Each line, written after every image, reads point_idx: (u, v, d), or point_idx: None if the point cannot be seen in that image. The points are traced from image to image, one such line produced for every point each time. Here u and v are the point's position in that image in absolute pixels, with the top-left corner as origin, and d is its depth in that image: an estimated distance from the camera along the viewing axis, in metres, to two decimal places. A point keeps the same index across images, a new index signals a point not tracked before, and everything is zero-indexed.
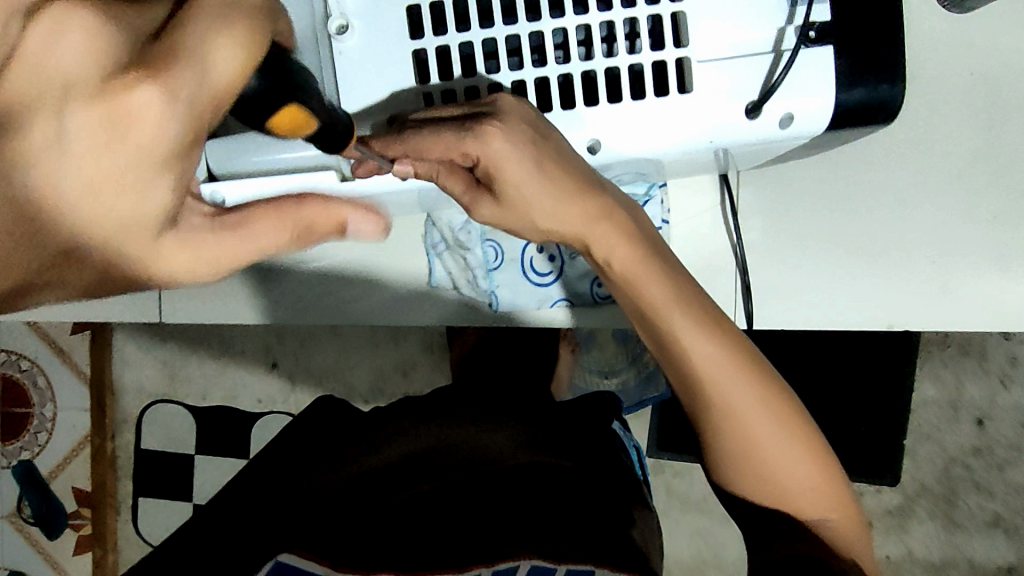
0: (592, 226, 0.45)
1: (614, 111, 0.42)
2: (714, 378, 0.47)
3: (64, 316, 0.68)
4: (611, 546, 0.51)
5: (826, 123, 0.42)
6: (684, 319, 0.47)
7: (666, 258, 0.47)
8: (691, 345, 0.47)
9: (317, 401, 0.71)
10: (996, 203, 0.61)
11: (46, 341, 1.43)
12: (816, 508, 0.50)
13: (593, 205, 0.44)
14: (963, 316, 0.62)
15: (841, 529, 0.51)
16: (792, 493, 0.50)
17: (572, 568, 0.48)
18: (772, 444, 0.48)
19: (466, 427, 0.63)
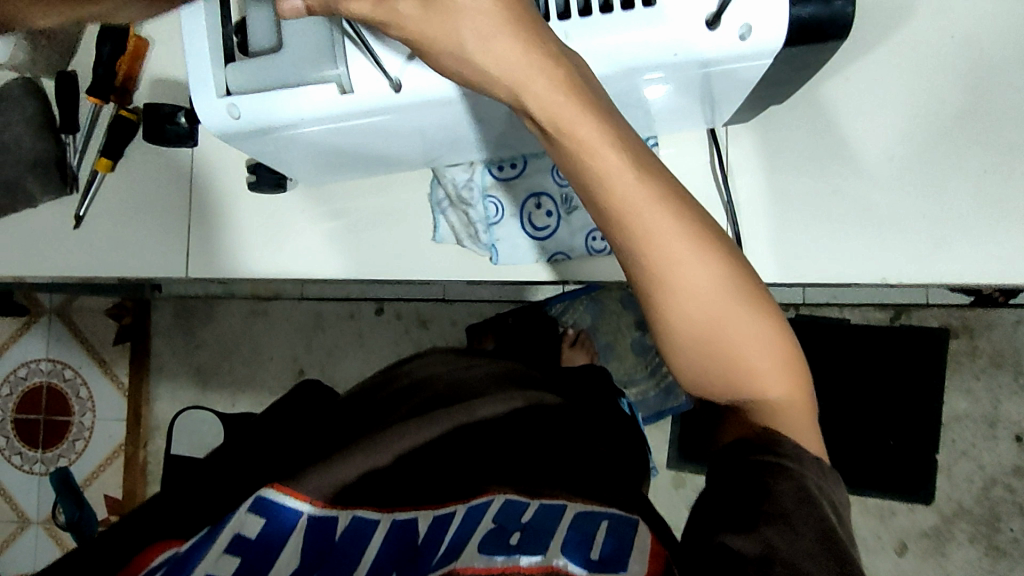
0: (533, 77, 0.41)
1: (586, 26, 0.45)
2: (673, 254, 0.45)
3: (92, 271, 0.71)
4: (591, 483, 0.50)
5: (783, 39, 0.45)
6: (646, 192, 0.43)
7: (618, 124, 0.43)
8: (649, 223, 0.44)
9: (302, 383, 0.73)
10: (986, 157, 0.63)
11: (89, 352, 1.50)
12: (777, 389, 0.49)
13: (544, 57, 0.41)
14: (957, 269, 0.63)
15: (802, 411, 0.51)
16: (754, 372, 0.49)
17: (543, 503, 0.46)
18: (738, 326, 0.47)
19: (444, 371, 0.64)
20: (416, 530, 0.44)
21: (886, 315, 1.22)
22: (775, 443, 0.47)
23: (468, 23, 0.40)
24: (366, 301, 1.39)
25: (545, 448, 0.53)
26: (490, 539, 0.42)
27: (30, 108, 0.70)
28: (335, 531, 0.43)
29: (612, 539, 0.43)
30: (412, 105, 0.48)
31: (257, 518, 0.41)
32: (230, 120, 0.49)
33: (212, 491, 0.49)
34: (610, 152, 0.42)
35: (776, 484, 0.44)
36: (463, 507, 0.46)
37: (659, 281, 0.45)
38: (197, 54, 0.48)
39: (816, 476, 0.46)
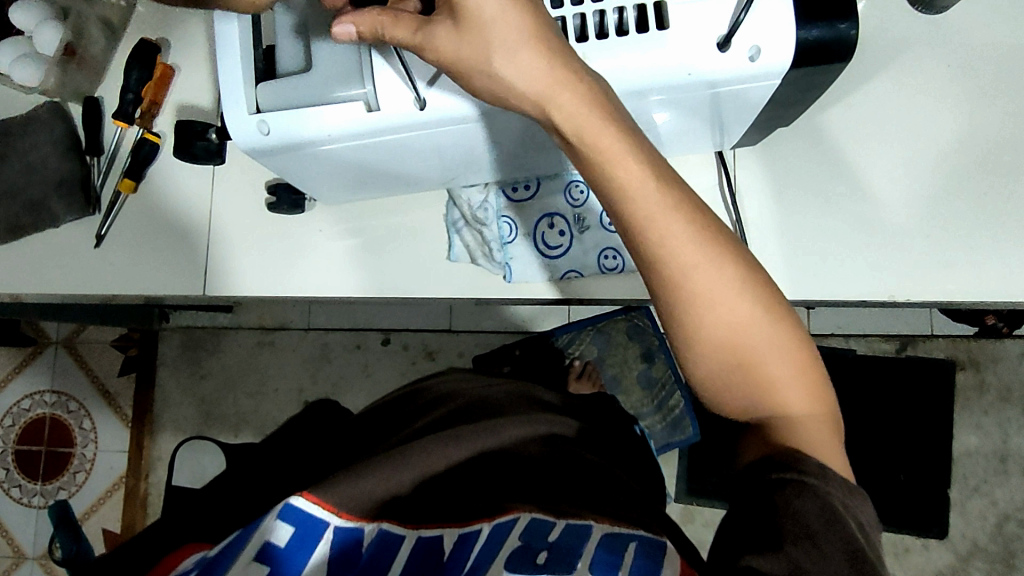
0: (551, 90, 0.44)
1: (603, 46, 0.47)
2: (690, 261, 0.46)
3: (110, 289, 0.72)
4: (616, 504, 0.49)
5: (790, 60, 0.47)
6: (661, 198, 0.45)
7: (636, 137, 0.46)
8: (665, 229, 0.45)
9: (316, 405, 0.73)
10: (986, 179, 0.64)
11: (94, 383, 1.49)
12: (799, 402, 0.49)
13: (565, 67, 0.44)
14: (963, 287, 0.64)
15: (824, 424, 0.49)
16: (774, 384, 0.48)
17: (570, 523, 0.44)
18: (754, 331, 0.47)
19: (467, 385, 0.65)
20: (441, 548, 0.42)
21: (892, 346, 1.22)
22: (797, 460, 0.45)
23: (505, 52, 0.43)
24: (372, 332, 1.39)
25: (567, 472, 0.51)
26: (518, 553, 0.42)
27: (57, 132, 0.72)
28: (360, 543, 0.41)
29: (641, 561, 0.43)
30: (436, 123, 0.50)
31: (286, 526, 0.40)
32: (261, 136, 0.50)
33: (233, 508, 0.49)
34: (629, 162, 0.45)
35: (800, 502, 0.42)
36: (490, 524, 0.43)
37: (678, 287, 0.46)
38: (230, 77, 0.50)
39: (841, 493, 0.43)
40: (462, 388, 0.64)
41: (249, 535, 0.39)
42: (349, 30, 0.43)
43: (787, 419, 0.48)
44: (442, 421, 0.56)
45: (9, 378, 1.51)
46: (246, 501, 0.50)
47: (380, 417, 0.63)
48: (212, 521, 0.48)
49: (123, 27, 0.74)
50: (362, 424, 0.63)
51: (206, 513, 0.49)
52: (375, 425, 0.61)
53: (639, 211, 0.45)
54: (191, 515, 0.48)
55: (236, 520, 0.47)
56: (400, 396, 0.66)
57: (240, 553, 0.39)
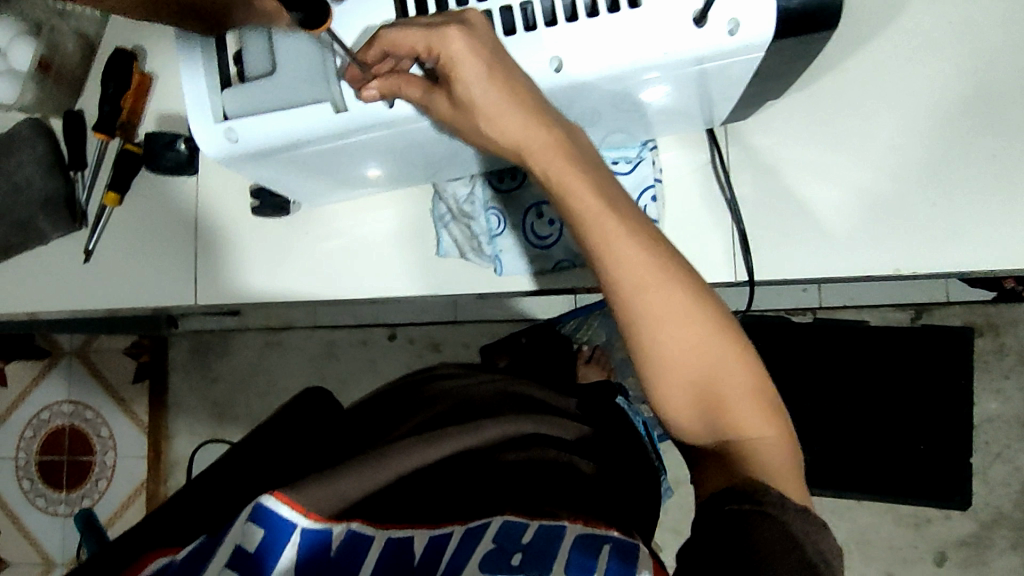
0: (505, 113, 0.44)
1: (574, 29, 0.45)
2: (645, 284, 0.44)
3: (102, 302, 0.72)
4: (605, 511, 0.47)
5: (773, 32, 0.45)
6: (611, 218, 0.44)
7: (591, 164, 0.46)
8: (618, 251, 0.44)
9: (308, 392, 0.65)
10: (994, 140, 0.61)
11: (109, 391, 1.51)
12: (755, 424, 0.47)
13: (521, 94, 0.43)
14: (971, 256, 0.62)
15: (782, 455, 0.47)
16: (728, 407, 0.47)
17: (543, 524, 0.42)
18: (708, 354, 0.46)
19: (452, 382, 0.64)
20: (412, 549, 0.41)
21: (907, 314, 1.20)
22: (758, 492, 0.43)
23: (486, 120, 0.44)
24: (378, 327, 1.38)
25: (554, 476, 0.49)
26: (492, 556, 0.39)
27: (39, 148, 0.72)
28: (330, 543, 0.40)
29: (616, 565, 0.40)
30: (405, 120, 0.49)
31: (256, 529, 0.39)
32: (230, 144, 0.49)
33: (213, 517, 0.46)
34: (590, 196, 0.44)
35: (764, 531, 0.40)
36: (462, 527, 0.42)
37: (633, 307, 0.45)
38: (193, 97, 0.48)
39: (804, 524, 0.41)
40: (444, 387, 0.63)
41: (220, 543, 0.39)
42: (372, 94, 0.46)
43: (741, 443, 0.47)
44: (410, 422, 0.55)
45: (26, 391, 1.53)
46: (233, 498, 0.48)
47: (378, 407, 0.62)
48: (184, 530, 0.45)
49: (97, 35, 0.72)
50: (354, 420, 0.61)
51: (189, 513, 0.47)
52: (373, 413, 0.61)
53: (597, 235, 0.44)
54: (182, 515, 0.47)
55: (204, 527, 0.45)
56: (388, 389, 0.66)
57: (214, 556, 0.38)
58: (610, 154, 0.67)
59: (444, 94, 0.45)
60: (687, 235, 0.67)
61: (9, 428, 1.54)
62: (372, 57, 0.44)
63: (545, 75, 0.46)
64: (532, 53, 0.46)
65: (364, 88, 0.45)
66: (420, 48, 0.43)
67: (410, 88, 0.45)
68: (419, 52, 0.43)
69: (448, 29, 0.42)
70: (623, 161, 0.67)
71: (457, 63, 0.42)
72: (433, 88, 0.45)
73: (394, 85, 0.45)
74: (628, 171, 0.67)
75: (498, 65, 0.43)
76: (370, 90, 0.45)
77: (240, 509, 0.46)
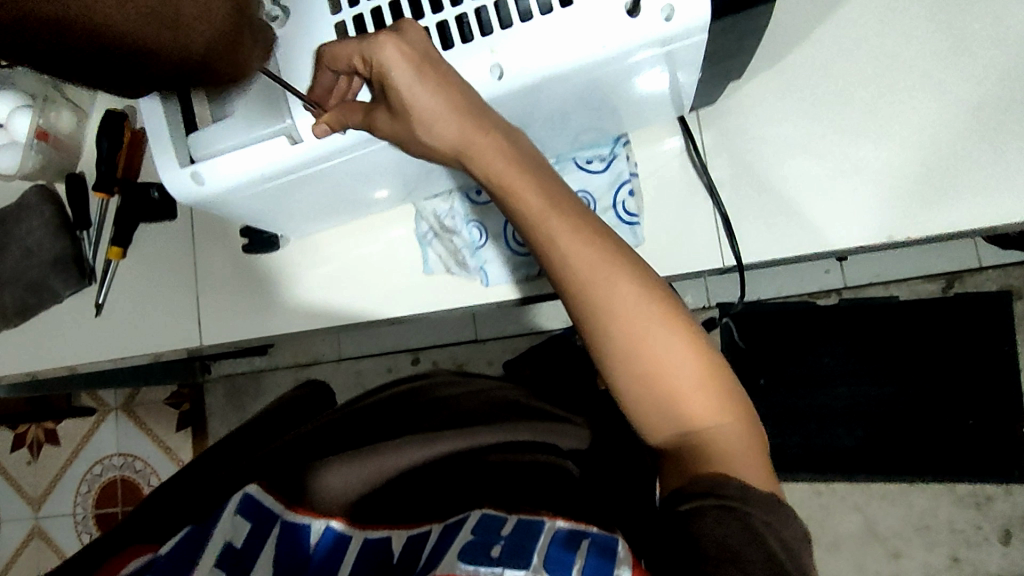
0: (443, 119, 0.46)
1: (511, 36, 0.45)
2: (594, 272, 0.46)
3: (115, 353, 0.75)
4: (590, 511, 0.46)
5: (710, 12, 0.44)
6: (555, 210, 0.47)
7: (538, 169, 0.48)
8: (562, 240, 0.46)
9: (311, 389, 0.69)
10: (976, 93, 0.59)
11: (154, 441, 1.55)
12: (711, 415, 0.46)
13: (459, 103, 0.45)
14: (967, 213, 0.59)
15: (742, 448, 0.46)
16: (682, 396, 0.46)
17: (522, 518, 0.42)
18: (660, 342, 0.45)
19: (443, 381, 0.64)
20: (389, 549, 0.41)
21: (937, 285, 1.10)
22: (717, 486, 0.42)
23: (423, 125, 0.47)
24: (402, 353, 1.37)
25: (545, 479, 0.48)
26: (472, 546, 0.39)
27: (46, 213, 0.76)
28: (309, 543, 0.41)
29: (594, 560, 0.39)
30: (360, 145, 0.51)
31: (244, 522, 0.40)
32: (197, 186, 0.52)
33: (200, 496, 0.46)
34: (533, 196, 0.48)
35: (720, 529, 0.40)
36: (441, 525, 0.43)
37: (582, 292, 0.46)
38: (161, 145, 0.50)
39: (762, 513, 0.42)
40: (433, 382, 0.63)
41: (207, 537, 0.39)
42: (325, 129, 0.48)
43: (697, 433, 0.46)
44: (397, 412, 0.57)
45: (80, 447, 1.60)
46: (218, 476, 0.48)
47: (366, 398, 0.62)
48: (173, 512, 0.45)
49: (89, 103, 0.77)
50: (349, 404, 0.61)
51: (197, 478, 0.50)
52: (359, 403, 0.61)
53: (545, 228, 0.47)
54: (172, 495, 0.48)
55: (187, 514, 0.44)
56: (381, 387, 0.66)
57: (201, 554, 0.38)
58: (584, 154, 0.68)
59: (384, 108, 0.47)
60: (671, 225, 0.66)
61: (66, 485, 1.60)
62: (326, 82, 0.47)
63: (488, 83, 0.47)
64: (473, 64, 0.47)
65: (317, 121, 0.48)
66: (357, 60, 0.45)
67: (351, 109, 0.47)
68: (357, 62, 0.45)
69: (380, 35, 0.43)
70: (597, 160, 0.68)
71: (388, 68, 0.43)
72: (373, 105, 0.47)
73: (340, 113, 0.47)
74: (603, 169, 0.68)
75: (427, 65, 0.44)
76: (320, 119, 0.48)
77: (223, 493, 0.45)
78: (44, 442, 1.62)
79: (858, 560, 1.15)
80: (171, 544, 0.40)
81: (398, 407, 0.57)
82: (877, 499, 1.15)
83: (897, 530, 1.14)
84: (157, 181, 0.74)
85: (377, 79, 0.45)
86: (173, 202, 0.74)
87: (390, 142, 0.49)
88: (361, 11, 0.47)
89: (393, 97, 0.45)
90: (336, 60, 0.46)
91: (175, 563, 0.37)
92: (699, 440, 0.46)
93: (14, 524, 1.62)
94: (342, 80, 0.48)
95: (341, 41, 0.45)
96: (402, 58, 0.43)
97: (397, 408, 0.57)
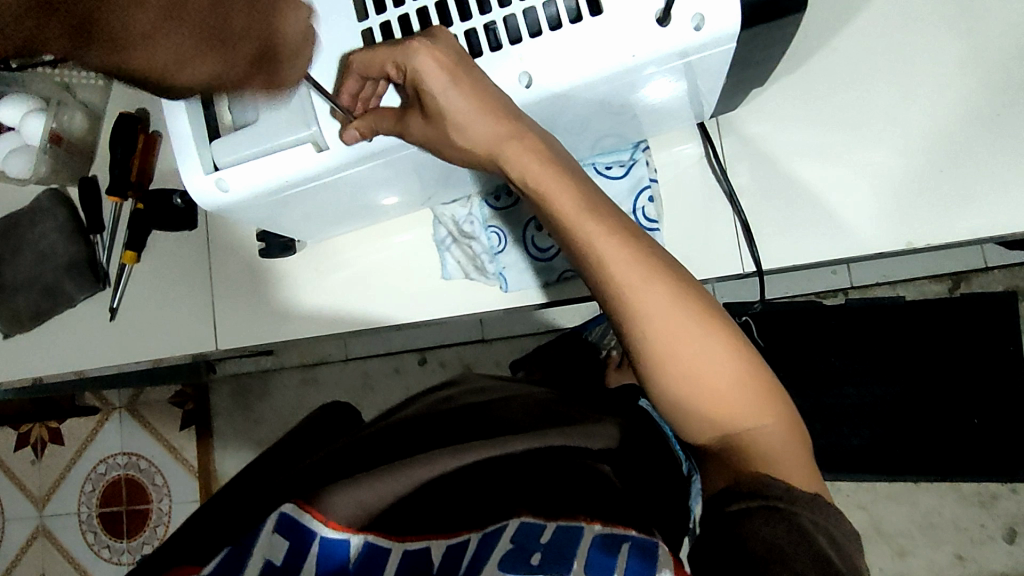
0: (481, 123, 0.46)
1: (538, 42, 0.45)
2: (633, 278, 0.46)
3: (129, 356, 0.75)
4: (630, 516, 0.47)
5: (740, 21, 0.44)
6: (592, 214, 0.47)
7: (572, 173, 0.48)
8: (601, 245, 0.46)
9: (338, 401, 0.69)
10: (996, 100, 0.59)
11: (158, 440, 1.54)
12: (752, 416, 0.46)
13: (495, 109, 0.45)
14: (986, 219, 0.59)
15: (784, 447, 0.46)
16: (722, 400, 0.46)
17: (561, 525, 0.44)
18: (700, 346, 0.45)
19: (473, 392, 0.65)
20: (429, 559, 0.41)
21: (944, 286, 1.12)
22: (762, 488, 0.43)
23: (457, 128, 0.47)
24: (408, 353, 1.37)
25: (582, 487, 0.49)
26: (512, 554, 0.41)
27: (60, 217, 0.76)
28: (347, 557, 0.40)
29: (636, 563, 0.41)
30: (386, 151, 0.51)
31: (282, 540, 0.39)
32: (221, 194, 0.52)
33: (239, 514, 0.46)
34: (568, 199, 0.47)
35: (770, 529, 0.40)
36: (479, 533, 0.43)
37: (620, 298, 0.46)
38: (181, 148, 0.50)
39: (810, 513, 0.42)
40: (460, 395, 0.64)
41: (246, 555, 0.39)
42: (354, 135, 0.48)
43: (738, 434, 0.46)
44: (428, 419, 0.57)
45: (84, 446, 1.59)
46: (265, 490, 0.48)
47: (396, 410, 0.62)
48: (212, 536, 0.44)
49: (103, 105, 0.76)
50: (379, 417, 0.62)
51: (219, 510, 0.48)
52: (388, 414, 0.61)
53: (584, 232, 0.47)
54: (212, 513, 0.48)
55: (225, 534, 0.44)
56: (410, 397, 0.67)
57: (244, 569, 0.38)
58: (604, 160, 0.67)
59: (418, 112, 0.47)
60: (690, 231, 0.66)
61: (71, 483, 1.59)
62: (353, 87, 0.46)
63: (517, 91, 0.47)
64: (503, 71, 0.46)
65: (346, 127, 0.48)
66: (390, 67, 0.45)
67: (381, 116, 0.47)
68: (390, 69, 0.45)
69: (414, 42, 0.43)
70: (616, 165, 0.67)
71: (421, 74, 0.44)
72: (406, 110, 0.48)
73: (370, 122, 0.47)
74: (622, 175, 0.67)
75: (463, 69, 0.44)
76: (350, 127, 0.47)
77: (258, 512, 0.45)
78: (48, 441, 1.61)
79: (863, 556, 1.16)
80: (212, 564, 0.40)
81: (430, 420, 0.56)
82: (882, 497, 1.15)
83: (902, 527, 1.15)
84: (173, 186, 0.74)
85: (411, 85, 0.45)
86: (196, 210, 0.73)
87: (423, 147, 0.50)
88: (389, 18, 0.47)
89: (428, 102, 0.46)
90: (364, 68, 0.45)
91: (225, 565, 0.39)
92: (741, 442, 0.46)
93: (19, 523, 1.62)
94: (369, 84, 0.47)
95: (368, 49, 0.45)
96: (438, 64, 0.43)
97: (431, 422, 0.56)
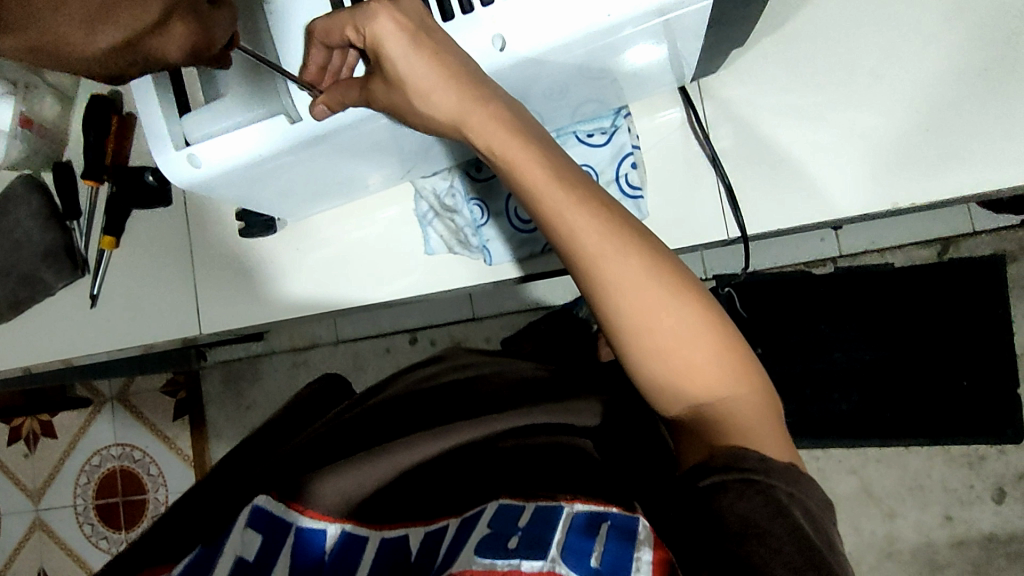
0: (448, 93, 0.45)
1: (508, 4, 0.44)
2: (604, 249, 0.45)
3: (113, 344, 0.74)
4: (610, 489, 0.46)
5: None
6: (562, 185, 0.46)
7: (541, 143, 0.47)
8: (571, 217, 0.45)
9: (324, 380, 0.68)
10: (980, 55, 0.58)
11: (152, 430, 1.54)
12: (727, 387, 0.46)
13: (461, 79, 0.45)
14: (971, 176, 0.58)
15: (757, 415, 0.46)
16: (694, 371, 0.46)
17: (539, 505, 0.43)
18: (672, 318, 0.45)
19: (457, 369, 0.64)
20: (407, 546, 0.43)
21: (932, 251, 1.09)
22: (738, 459, 0.43)
23: (419, 96, 0.46)
24: (399, 333, 1.36)
25: (563, 463, 0.48)
26: (489, 539, 0.40)
27: (33, 203, 0.74)
28: (322, 550, 0.42)
29: (615, 543, 0.40)
30: (359, 124, 0.50)
31: (255, 535, 0.41)
32: (192, 171, 0.50)
33: (214, 511, 0.45)
34: (536, 169, 0.46)
35: (743, 502, 0.41)
36: (457, 518, 0.44)
37: (591, 270, 0.45)
38: (148, 116, 0.49)
39: (786, 485, 0.42)
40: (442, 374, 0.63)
41: (218, 553, 0.41)
42: (324, 108, 0.47)
43: (713, 407, 0.46)
44: (403, 401, 0.57)
45: (76, 440, 1.59)
46: (235, 487, 0.47)
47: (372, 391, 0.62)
48: (185, 534, 0.44)
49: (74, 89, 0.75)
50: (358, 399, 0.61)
51: (214, 488, 0.48)
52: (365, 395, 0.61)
53: (552, 204, 0.46)
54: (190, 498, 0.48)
55: (198, 533, 0.44)
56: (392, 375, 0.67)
57: (215, 566, 0.40)
58: (585, 127, 0.67)
59: (380, 79, 0.46)
60: (676, 198, 0.66)
61: (65, 477, 1.59)
62: (320, 60, 0.46)
63: (490, 55, 0.46)
64: (474, 35, 0.46)
65: (315, 100, 0.46)
66: (349, 31, 0.44)
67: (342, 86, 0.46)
68: (349, 34, 0.44)
69: (373, 3, 0.43)
70: (598, 133, 0.67)
71: (382, 40, 0.44)
72: (370, 79, 0.47)
73: (335, 96, 0.46)
74: (604, 142, 0.67)
75: (423, 35, 0.44)
76: (319, 99, 0.46)
77: (234, 510, 0.44)
78: (41, 435, 1.61)
79: (855, 521, 1.17)
80: (182, 565, 0.41)
81: (414, 401, 0.57)
82: (874, 461, 1.16)
83: (892, 491, 1.16)
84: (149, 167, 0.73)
85: (372, 50, 0.45)
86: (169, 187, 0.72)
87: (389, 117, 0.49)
88: None
89: (391, 70, 0.45)
90: (327, 40, 0.45)
91: (196, 564, 0.40)
92: (714, 415, 0.46)
93: (15, 517, 1.61)
94: (337, 55, 0.47)
95: (326, 17, 0.44)
96: (397, 30, 0.43)
97: (411, 403, 0.57)
